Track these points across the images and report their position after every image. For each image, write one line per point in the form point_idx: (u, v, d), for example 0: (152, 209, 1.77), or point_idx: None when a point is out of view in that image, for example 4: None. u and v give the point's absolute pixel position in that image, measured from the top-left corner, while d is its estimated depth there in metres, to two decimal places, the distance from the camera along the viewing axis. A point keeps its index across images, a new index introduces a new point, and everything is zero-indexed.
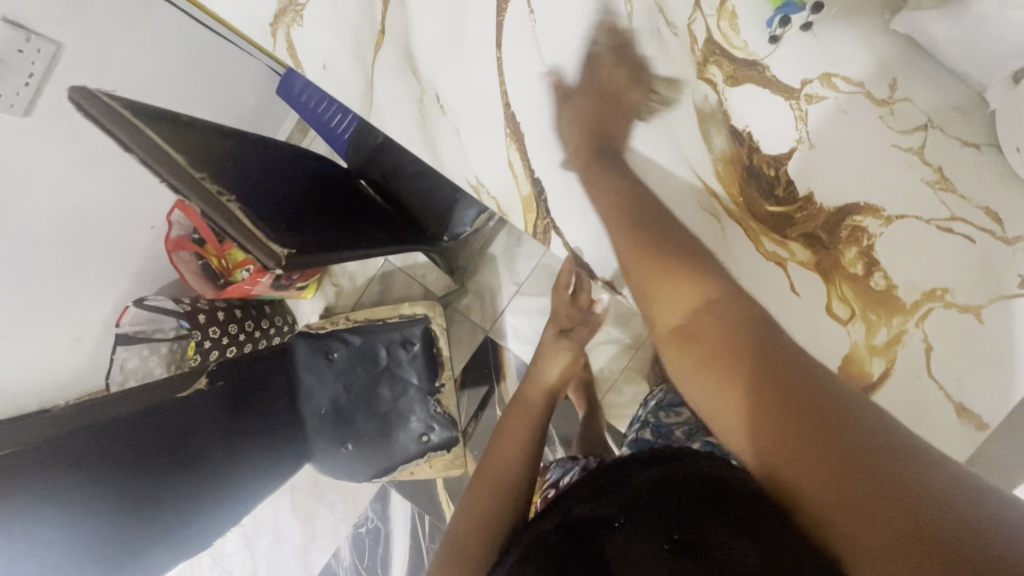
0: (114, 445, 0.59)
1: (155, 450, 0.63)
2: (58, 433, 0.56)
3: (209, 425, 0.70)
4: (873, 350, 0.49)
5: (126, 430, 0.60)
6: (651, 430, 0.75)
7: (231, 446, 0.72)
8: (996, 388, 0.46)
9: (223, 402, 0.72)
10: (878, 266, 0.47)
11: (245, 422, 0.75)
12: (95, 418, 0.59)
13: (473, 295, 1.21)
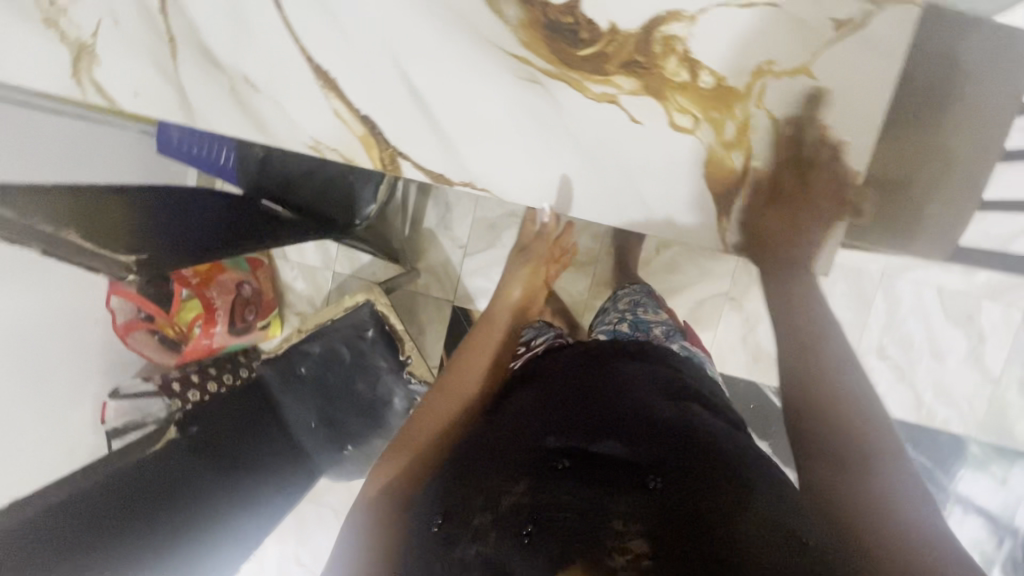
0: (100, 513, 0.64)
1: (146, 505, 0.69)
2: (47, 511, 0.61)
3: (196, 473, 0.75)
4: (730, 146, 0.48)
5: (107, 500, 0.65)
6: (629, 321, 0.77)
7: (226, 485, 0.77)
8: (843, 128, 0.47)
9: (205, 449, 0.77)
10: (700, 65, 0.48)
11: (237, 458, 0.80)
12: (79, 492, 0.63)
13: (428, 274, 1.22)
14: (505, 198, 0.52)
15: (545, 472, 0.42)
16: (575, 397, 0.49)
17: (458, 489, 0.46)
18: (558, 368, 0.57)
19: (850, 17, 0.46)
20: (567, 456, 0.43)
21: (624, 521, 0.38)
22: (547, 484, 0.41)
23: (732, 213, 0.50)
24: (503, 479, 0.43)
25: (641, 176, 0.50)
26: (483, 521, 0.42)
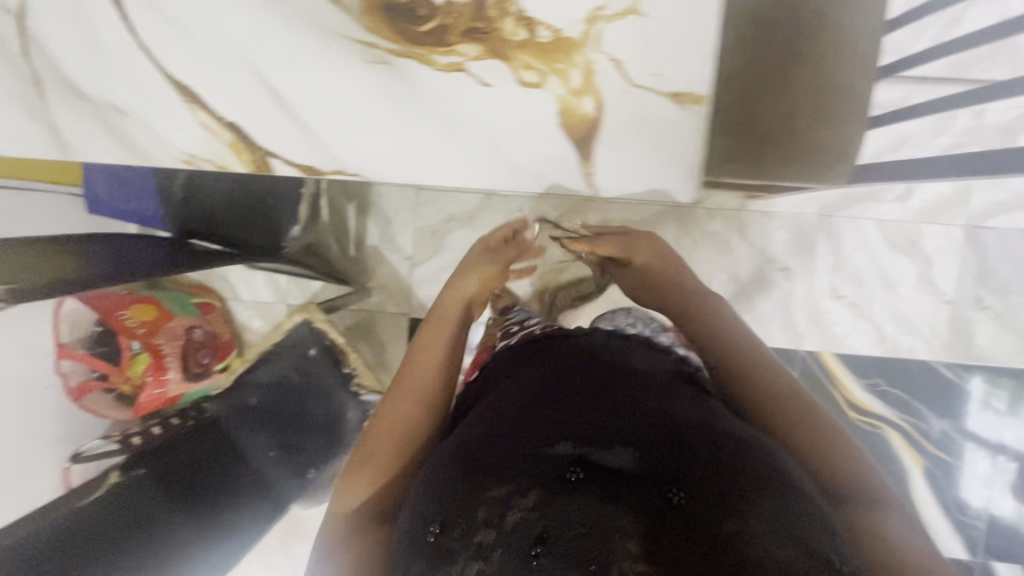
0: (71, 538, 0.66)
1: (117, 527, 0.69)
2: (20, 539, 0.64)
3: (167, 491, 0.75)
4: (578, 92, 0.50)
5: (78, 523, 0.67)
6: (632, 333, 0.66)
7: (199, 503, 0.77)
8: (682, 58, 0.49)
9: (174, 470, 0.78)
10: (536, 22, 0.49)
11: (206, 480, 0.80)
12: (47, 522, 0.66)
13: (380, 291, 1.23)
14: (373, 176, 0.53)
15: (558, 484, 0.42)
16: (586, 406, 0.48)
17: (455, 495, 0.44)
18: (560, 372, 0.54)
19: None
20: (581, 465, 0.43)
21: (636, 543, 0.38)
22: (558, 496, 0.41)
23: (593, 158, 0.51)
24: (509, 487, 0.42)
25: (497, 135, 0.51)
26: (490, 534, 0.40)
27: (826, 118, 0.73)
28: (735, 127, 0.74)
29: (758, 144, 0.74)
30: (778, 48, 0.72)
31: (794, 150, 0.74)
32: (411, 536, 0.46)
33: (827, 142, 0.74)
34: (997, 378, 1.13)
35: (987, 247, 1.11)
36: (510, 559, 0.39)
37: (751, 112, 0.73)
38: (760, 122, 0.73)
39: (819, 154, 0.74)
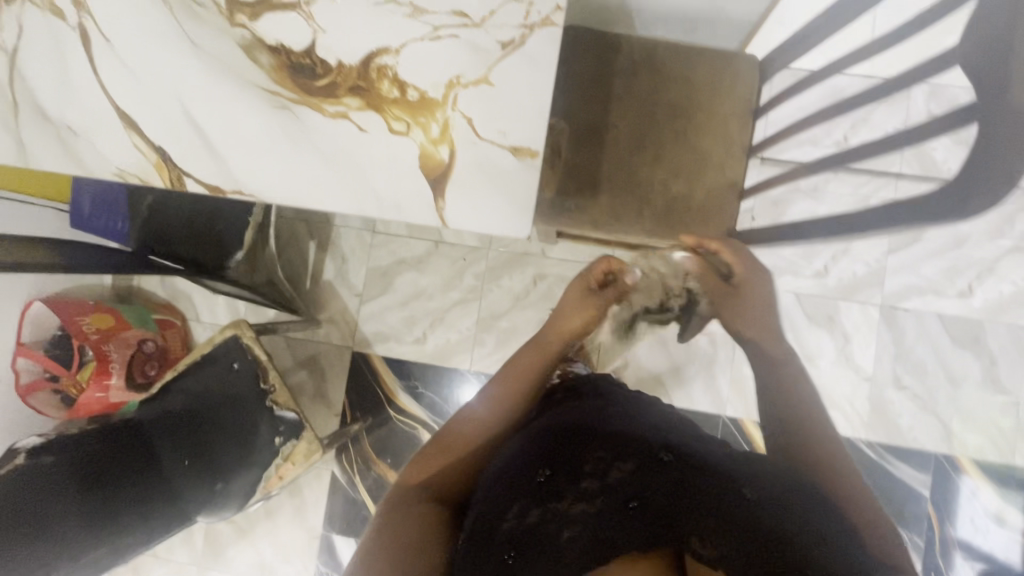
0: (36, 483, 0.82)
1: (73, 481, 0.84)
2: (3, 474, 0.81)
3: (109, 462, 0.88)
4: (436, 140, 0.60)
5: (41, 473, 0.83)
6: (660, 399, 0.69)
7: (132, 477, 0.89)
8: (522, 119, 0.59)
9: (116, 446, 0.90)
10: (407, 84, 0.61)
11: (140, 459, 0.91)
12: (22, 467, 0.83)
13: (329, 324, 1.30)
14: (264, 198, 0.63)
15: (649, 466, 0.57)
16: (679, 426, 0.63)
17: (564, 454, 0.59)
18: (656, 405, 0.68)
19: (511, 39, 0.60)
20: (671, 452, 0.58)
21: (709, 519, 0.51)
22: (646, 474, 0.57)
23: (445, 196, 0.60)
24: (610, 458, 0.58)
25: (368, 172, 0.61)
26: (590, 486, 0.57)
27: (699, 188, 0.82)
28: (618, 186, 0.83)
29: (641, 203, 0.83)
30: (662, 125, 0.83)
31: (671, 212, 0.83)
32: (519, 473, 0.59)
33: (699, 209, 0.82)
34: (920, 462, 1.13)
35: (903, 329, 1.16)
36: (604, 506, 0.55)
37: (635, 176, 0.83)
38: (643, 185, 0.83)
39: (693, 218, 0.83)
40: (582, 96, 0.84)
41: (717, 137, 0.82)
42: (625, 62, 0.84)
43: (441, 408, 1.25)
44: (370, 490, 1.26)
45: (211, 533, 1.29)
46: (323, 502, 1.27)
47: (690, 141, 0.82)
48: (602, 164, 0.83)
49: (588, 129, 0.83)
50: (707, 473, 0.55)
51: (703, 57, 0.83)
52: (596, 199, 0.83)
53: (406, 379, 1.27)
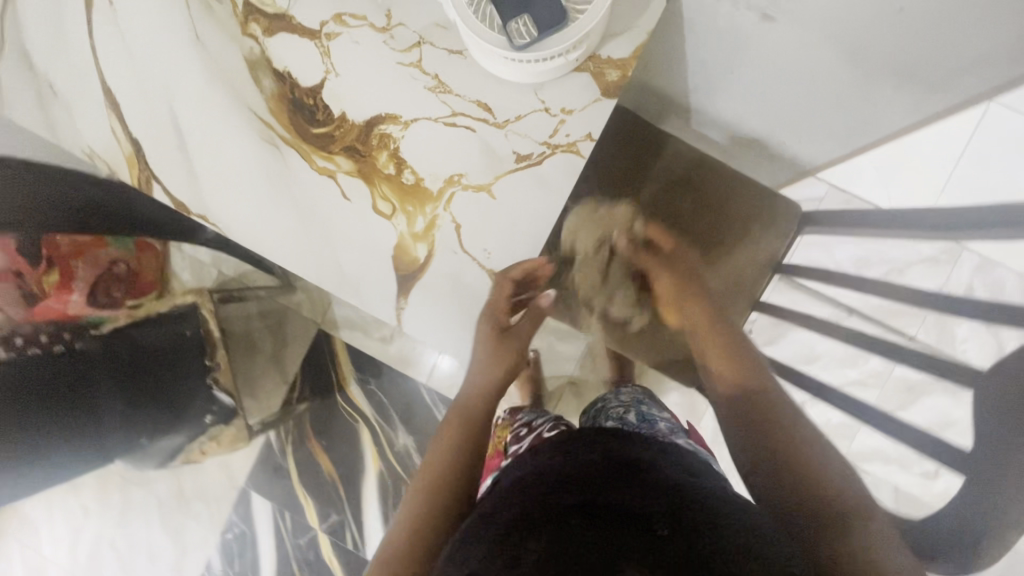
0: None
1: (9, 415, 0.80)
2: None
3: (47, 398, 0.84)
4: (416, 235, 0.55)
5: None
6: (635, 412, 0.72)
7: (59, 419, 0.86)
8: (512, 245, 0.55)
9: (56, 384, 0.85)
10: (406, 163, 0.55)
11: (74, 401, 0.88)
12: None
13: (303, 294, 1.28)
14: (228, 234, 0.59)
15: (561, 529, 0.39)
16: (583, 463, 0.47)
17: (480, 551, 0.41)
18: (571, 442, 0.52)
19: (529, 153, 0.54)
20: (582, 512, 0.41)
21: None
22: (565, 541, 0.38)
23: (408, 297, 0.56)
24: (520, 539, 0.40)
25: (338, 244, 0.57)
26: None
27: (688, 326, 0.78)
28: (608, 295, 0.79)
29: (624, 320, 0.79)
30: (678, 245, 0.77)
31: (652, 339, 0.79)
32: None
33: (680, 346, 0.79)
34: None
35: None
36: None
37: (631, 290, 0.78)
38: (632, 303, 0.79)
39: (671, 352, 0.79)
40: (603, 189, 0.78)
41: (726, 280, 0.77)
42: (661, 169, 0.77)
43: (386, 411, 1.26)
44: (297, 463, 1.28)
45: None
46: (250, 460, 1.30)
47: (697, 271, 0.77)
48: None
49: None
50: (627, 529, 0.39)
51: (743, 190, 0.76)
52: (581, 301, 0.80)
53: (362, 371, 1.27)
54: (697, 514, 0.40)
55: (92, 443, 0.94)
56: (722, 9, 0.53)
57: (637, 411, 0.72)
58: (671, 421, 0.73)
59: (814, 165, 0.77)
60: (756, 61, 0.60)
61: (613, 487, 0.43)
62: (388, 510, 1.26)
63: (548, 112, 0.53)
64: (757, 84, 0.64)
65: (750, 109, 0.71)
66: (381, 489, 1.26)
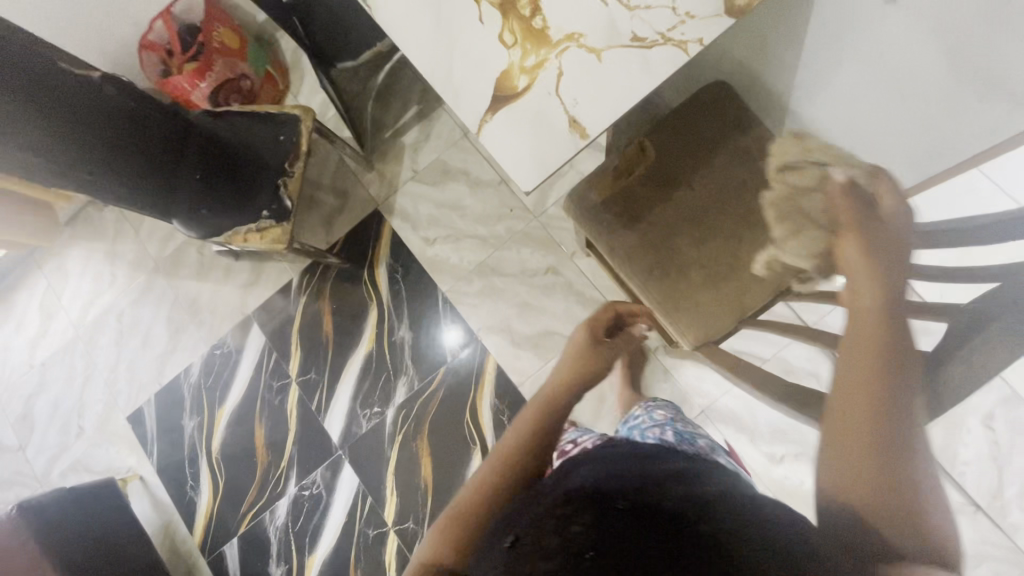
0: (83, 105, 0.82)
1: (114, 130, 0.87)
2: (77, 74, 0.82)
3: (148, 137, 0.93)
4: (523, 68, 0.64)
5: (94, 103, 0.84)
6: (671, 429, 0.73)
7: (146, 162, 0.94)
8: (599, 103, 0.62)
9: (159, 130, 0.94)
10: (541, 10, 0.64)
11: (167, 153, 0.96)
12: (77, 76, 0.82)
13: (378, 174, 1.39)
14: (376, 16, 0.69)
15: (607, 512, 0.39)
16: (641, 463, 0.45)
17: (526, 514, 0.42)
18: (613, 450, 0.50)
19: (644, 38, 0.61)
20: (630, 498, 0.40)
21: None
22: (610, 521, 0.38)
23: (495, 115, 0.64)
24: (566, 511, 0.39)
25: (459, 56, 0.66)
26: (550, 542, 0.38)
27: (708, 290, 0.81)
28: (648, 232, 0.83)
29: (654, 261, 0.83)
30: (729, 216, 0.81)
31: (673, 289, 0.81)
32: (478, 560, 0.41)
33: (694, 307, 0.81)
34: None
35: None
36: None
37: (672, 238, 0.82)
38: (670, 249, 0.82)
39: (685, 309, 0.81)
40: (683, 142, 0.84)
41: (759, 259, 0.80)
42: (742, 144, 0.82)
43: (401, 303, 1.33)
44: (304, 314, 1.36)
45: (181, 251, 1.45)
46: (267, 295, 1.39)
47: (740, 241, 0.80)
48: (651, 206, 0.84)
49: (665, 172, 0.84)
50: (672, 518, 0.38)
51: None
52: (624, 228, 0.84)
53: (395, 260, 1.35)
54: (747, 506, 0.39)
55: (159, 198, 1.00)
56: None
57: (674, 428, 0.73)
58: (706, 438, 0.75)
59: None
60: (862, 53, 0.65)
61: (660, 484, 0.41)
62: (361, 389, 1.31)
63: (673, 10, 0.61)
64: (853, 86, 0.70)
65: (839, 119, 0.75)
66: (363, 368, 1.32)
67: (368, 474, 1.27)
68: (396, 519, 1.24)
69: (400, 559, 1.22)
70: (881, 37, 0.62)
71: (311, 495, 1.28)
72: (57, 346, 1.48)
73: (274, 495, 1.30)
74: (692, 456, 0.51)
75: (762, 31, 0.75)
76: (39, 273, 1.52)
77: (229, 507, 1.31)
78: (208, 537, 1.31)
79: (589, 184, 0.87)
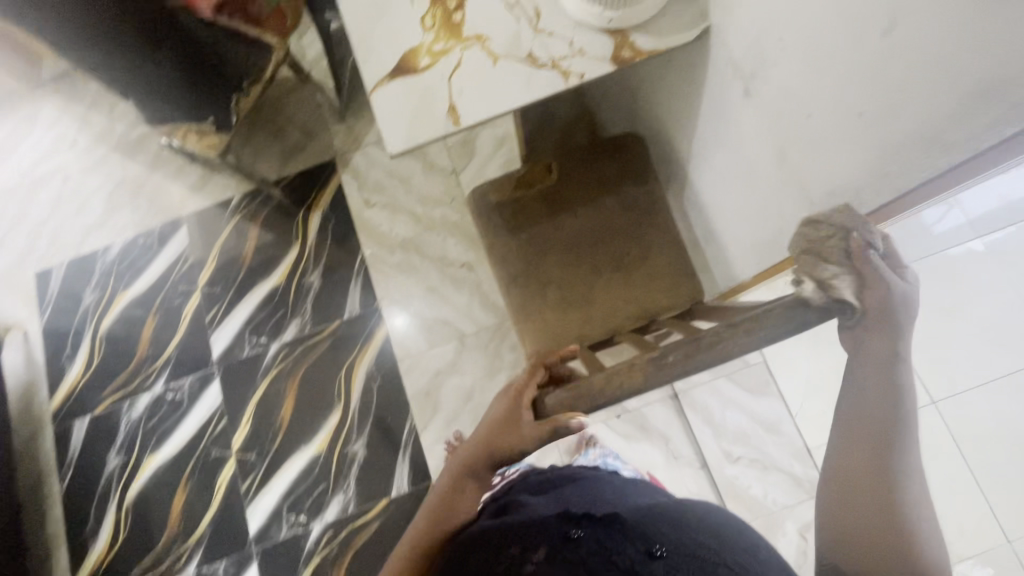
0: None
1: None
2: None
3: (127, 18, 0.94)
4: (430, 49, 0.70)
5: None
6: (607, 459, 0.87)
7: (113, 38, 0.96)
8: (480, 99, 0.67)
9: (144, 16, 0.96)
10: (463, 8, 0.71)
11: (141, 38, 0.98)
12: None
13: (346, 129, 1.45)
14: None
15: (549, 547, 0.50)
16: (575, 493, 0.59)
17: (477, 553, 0.53)
18: (546, 489, 0.63)
19: (537, 58, 0.68)
20: (578, 525, 0.51)
21: None
22: (555, 550, 0.49)
23: (390, 81, 0.69)
24: (518, 554, 0.51)
25: (381, 21, 0.71)
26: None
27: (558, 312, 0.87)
28: (524, 242, 0.89)
29: (520, 269, 0.88)
30: (596, 254, 0.88)
31: (527, 299, 0.87)
32: None
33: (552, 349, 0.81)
34: None
35: None
36: None
37: (543, 256, 0.88)
38: (537, 263, 0.88)
39: (528, 320, 0.86)
40: (584, 175, 0.90)
41: (607, 297, 0.86)
42: (633, 192, 0.89)
43: (322, 250, 1.38)
44: (232, 230, 1.41)
45: (144, 139, 1.50)
46: (205, 205, 1.44)
47: (598, 278, 0.87)
48: (535, 219, 0.89)
49: (559, 195, 0.90)
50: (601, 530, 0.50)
51: (673, 255, 0.87)
52: (506, 231, 0.89)
53: (332, 211, 1.40)
54: (662, 516, 0.51)
55: (117, 72, 1.02)
56: (727, 72, 0.67)
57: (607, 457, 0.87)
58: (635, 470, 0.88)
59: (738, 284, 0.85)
60: (730, 139, 0.72)
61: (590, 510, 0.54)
62: (256, 317, 1.35)
63: (568, 44, 0.68)
64: (728, 167, 0.75)
65: (719, 197, 0.82)
66: (266, 298, 1.36)
67: (232, 397, 1.30)
68: (241, 447, 1.27)
69: (231, 484, 1.25)
70: (741, 124, 0.68)
71: (173, 399, 1.31)
72: None
73: (140, 388, 1.33)
74: (609, 479, 0.64)
75: (674, 98, 0.83)
76: (6, 114, 1.56)
77: (95, 386, 1.34)
78: (63, 407, 1.33)
79: (488, 184, 0.92)
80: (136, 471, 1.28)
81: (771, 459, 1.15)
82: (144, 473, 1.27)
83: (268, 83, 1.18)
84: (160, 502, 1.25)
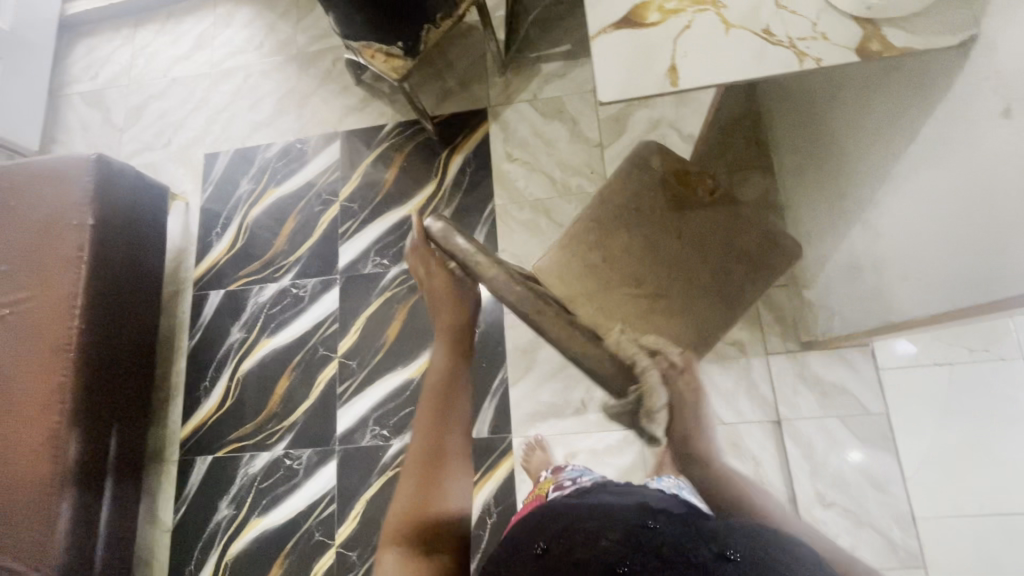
0: None
1: None
2: None
3: None
4: (661, 7, 0.69)
5: None
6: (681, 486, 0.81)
7: None
8: (704, 65, 0.66)
9: None
10: None
11: None
12: None
13: (504, 82, 1.48)
14: None
15: (626, 529, 0.53)
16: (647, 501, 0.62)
17: (555, 528, 0.57)
18: (613, 491, 0.66)
19: (774, 34, 0.65)
20: (653, 518, 0.55)
21: None
22: (634, 532, 0.52)
23: (614, 31, 0.69)
24: (596, 530, 0.54)
25: None
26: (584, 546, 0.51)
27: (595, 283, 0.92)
28: (623, 205, 0.90)
29: (589, 228, 0.90)
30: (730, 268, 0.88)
31: (580, 254, 0.89)
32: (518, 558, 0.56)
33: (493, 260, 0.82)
34: None
35: None
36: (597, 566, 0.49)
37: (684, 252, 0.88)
38: (612, 238, 0.89)
39: (567, 269, 0.89)
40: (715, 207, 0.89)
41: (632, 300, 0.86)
42: None
43: (456, 192, 1.43)
44: (379, 155, 1.49)
45: (319, 55, 1.61)
46: (359, 126, 1.52)
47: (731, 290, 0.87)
48: (646, 198, 0.90)
49: (685, 200, 0.90)
50: (678, 529, 0.52)
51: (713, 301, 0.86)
52: (626, 190, 0.91)
53: (474, 157, 1.44)
54: (729, 530, 0.54)
55: None
56: (983, 86, 0.62)
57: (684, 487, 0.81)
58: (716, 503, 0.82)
59: (893, 323, 0.86)
60: (961, 160, 0.67)
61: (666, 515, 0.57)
62: (383, 239, 1.42)
63: (812, 27, 0.65)
64: (932, 189, 0.72)
65: (916, 223, 0.77)
66: (396, 224, 1.43)
67: (347, 306, 1.39)
68: (345, 352, 1.36)
69: (329, 383, 1.34)
70: (983, 145, 0.63)
71: (296, 294, 1.42)
72: (187, 71, 1.68)
73: (271, 277, 1.45)
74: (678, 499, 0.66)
75: (890, 111, 0.78)
76: (209, 9, 1.72)
77: (233, 265, 1.48)
78: (204, 277, 1.48)
79: (653, 151, 0.93)
80: (252, 348, 1.41)
81: (868, 516, 1.09)
82: (258, 352, 1.40)
83: (453, 21, 1.24)
84: (266, 382, 1.38)
